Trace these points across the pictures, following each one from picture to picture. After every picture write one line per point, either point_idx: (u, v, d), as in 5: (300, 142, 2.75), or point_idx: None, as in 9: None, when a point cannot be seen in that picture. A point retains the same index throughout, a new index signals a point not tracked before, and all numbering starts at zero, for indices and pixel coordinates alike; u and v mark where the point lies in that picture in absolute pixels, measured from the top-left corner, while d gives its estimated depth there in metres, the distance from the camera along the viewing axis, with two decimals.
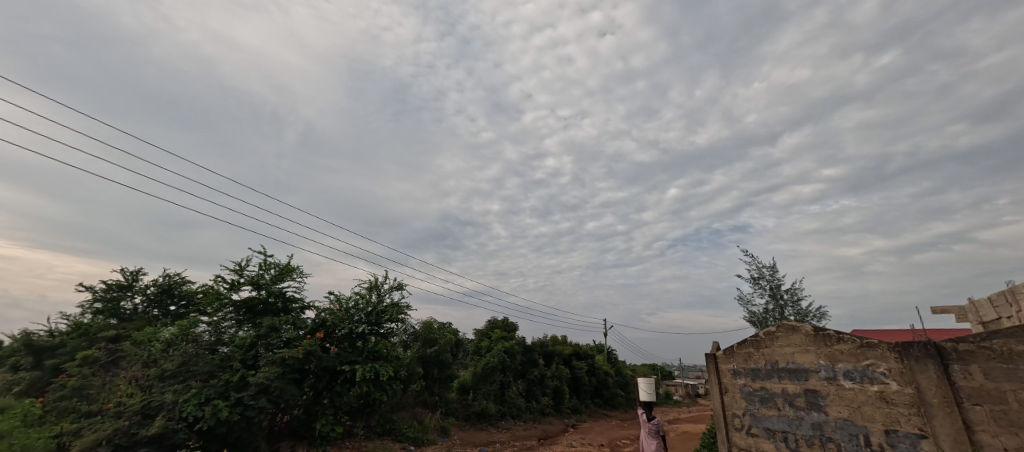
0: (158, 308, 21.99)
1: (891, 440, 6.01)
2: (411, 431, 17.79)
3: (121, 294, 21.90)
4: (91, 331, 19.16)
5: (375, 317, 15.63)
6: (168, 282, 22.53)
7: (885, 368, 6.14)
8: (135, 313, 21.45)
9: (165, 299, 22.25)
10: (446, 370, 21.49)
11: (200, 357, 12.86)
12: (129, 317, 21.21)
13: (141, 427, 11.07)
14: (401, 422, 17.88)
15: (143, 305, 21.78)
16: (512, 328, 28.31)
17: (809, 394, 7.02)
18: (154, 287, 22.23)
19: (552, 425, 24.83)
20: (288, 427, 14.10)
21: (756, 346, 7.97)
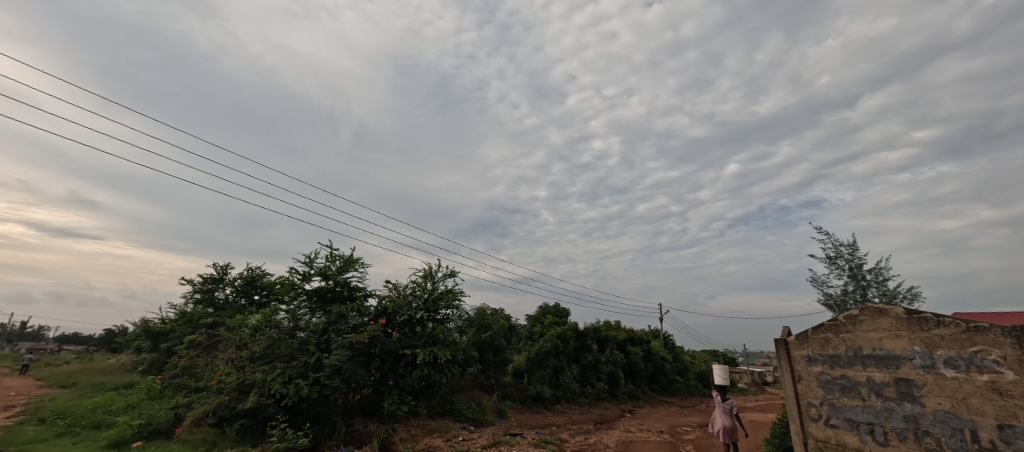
0: (245, 297, 23.44)
1: (1007, 437, 4.80)
2: (471, 411, 17.18)
3: (215, 286, 23.48)
4: (194, 318, 21.11)
5: (431, 303, 15.39)
6: (252, 274, 23.88)
7: (999, 355, 4.90)
8: (227, 302, 23.00)
9: (250, 289, 23.61)
10: (501, 354, 21.34)
11: (282, 341, 13.43)
12: (222, 306, 22.78)
13: (238, 401, 12.38)
14: (461, 403, 17.50)
15: (232, 294, 23.30)
16: (564, 314, 27.30)
17: (901, 384, 5.74)
18: (241, 278, 23.65)
19: (608, 409, 23.74)
20: (359, 405, 14.19)
21: (836, 332, 6.64)
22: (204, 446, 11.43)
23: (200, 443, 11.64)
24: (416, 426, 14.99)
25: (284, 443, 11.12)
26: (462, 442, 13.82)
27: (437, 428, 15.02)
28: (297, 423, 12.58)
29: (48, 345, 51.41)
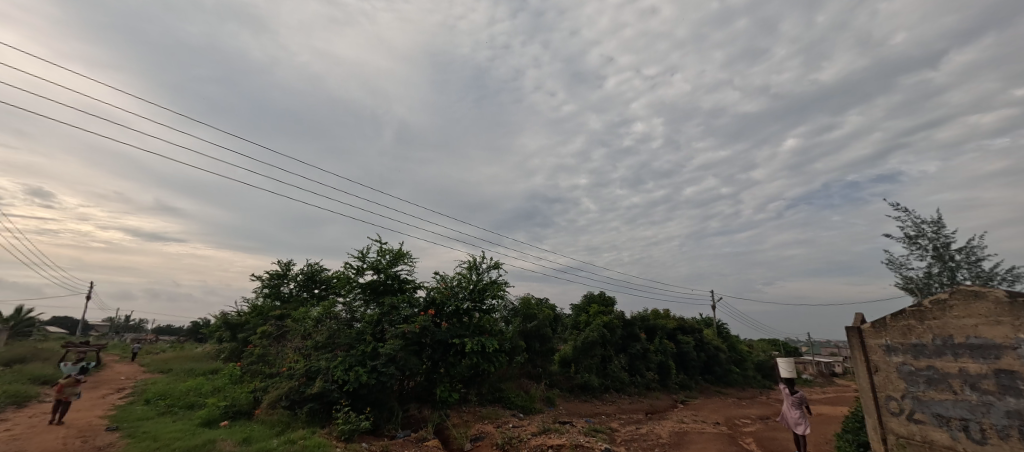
0: (307, 291, 23.29)
1: None
2: (519, 399, 15.46)
3: (281, 280, 23.48)
4: (264, 310, 21.25)
5: (477, 293, 14.09)
6: (313, 269, 23.65)
7: None
8: (291, 295, 22.98)
9: (312, 284, 23.33)
10: (548, 343, 19.25)
11: (341, 332, 12.67)
12: (286, 299, 22.74)
13: (307, 386, 11.64)
14: (510, 391, 15.89)
15: (296, 288, 23.27)
16: (611, 303, 24.45)
17: (1003, 376, 4.26)
18: (303, 273, 23.53)
19: (660, 400, 20.70)
20: (412, 391, 13.31)
21: (920, 318, 4.96)
22: (278, 426, 10.42)
23: (275, 423, 10.63)
24: (467, 413, 13.59)
25: (347, 425, 10.43)
26: (513, 428, 12.15)
27: (488, 415, 13.48)
28: (358, 407, 11.62)
29: (137, 337, 55.76)
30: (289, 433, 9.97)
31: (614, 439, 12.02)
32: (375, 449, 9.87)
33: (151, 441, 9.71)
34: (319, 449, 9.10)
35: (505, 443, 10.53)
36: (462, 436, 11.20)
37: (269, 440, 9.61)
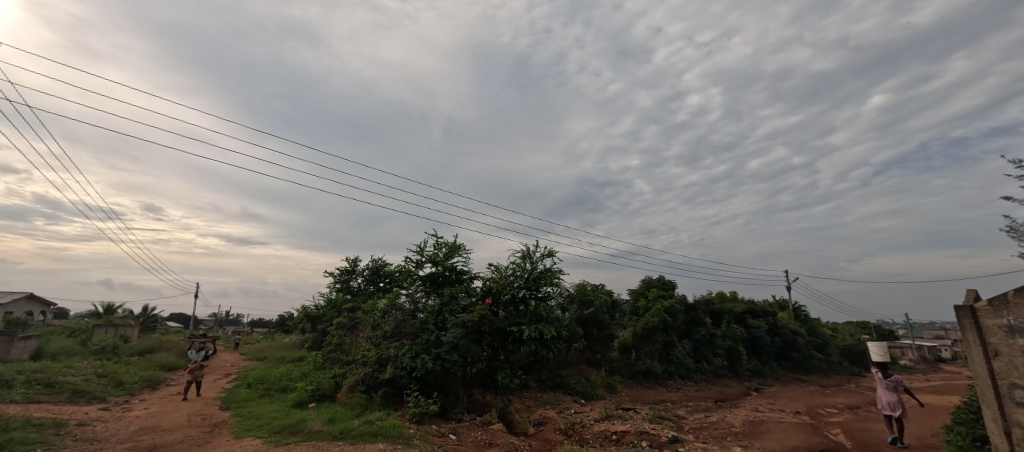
0: (374, 284, 24.01)
1: None
2: (580, 384, 14.71)
3: (350, 275, 24.42)
4: (338, 303, 22.23)
5: (533, 282, 13.56)
6: (378, 263, 24.31)
7: None
8: (359, 289, 23.82)
9: (378, 278, 24.02)
10: (607, 330, 17.44)
11: (406, 322, 12.60)
12: (356, 292, 23.60)
13: (379, 373, 11.58)
14: (571, 377, 15.10)
15: (364, 282, 24.08)
16: (672, 286, 21.85)
17: None
18: (369, 267, 24.25)
19: (730, 387, 18.64)
20: (477, 377, 12.74)
21: None
22: (358, 408, 10.54)
23: (354, 406, 10.73)
24: (529, 399, 13.11)
25: (417, 408, 10.32)
26: (575, 414, 11.52)
27: (549, 401, 12.96)
28: (426, 393, 11.37)
29: (232, 328, 60.95)
30: (367, 414, 10.07)
31: (682, 426, 10.88)
32: (444, 431, 9.69)
33: (253, 420, 10.29)
34: (394, 430, 9.08)
35: (567, 428, 9.99)
36: (526, 420, 10.83)
37: (350, 420, 9.78)
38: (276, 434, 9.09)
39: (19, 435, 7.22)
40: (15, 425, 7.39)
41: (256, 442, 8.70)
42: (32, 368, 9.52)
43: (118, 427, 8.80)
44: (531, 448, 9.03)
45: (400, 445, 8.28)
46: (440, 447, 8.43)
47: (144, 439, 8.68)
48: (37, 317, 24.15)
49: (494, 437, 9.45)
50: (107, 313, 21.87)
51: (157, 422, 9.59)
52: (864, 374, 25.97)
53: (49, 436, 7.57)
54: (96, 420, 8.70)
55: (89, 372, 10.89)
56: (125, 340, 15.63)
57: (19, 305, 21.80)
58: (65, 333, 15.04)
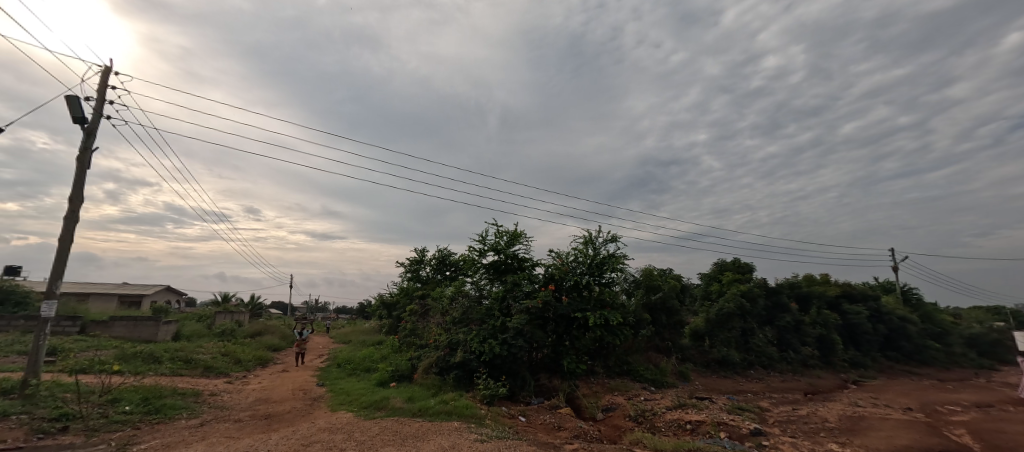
0: (440, 273, 25.21)
1: None
2: (650, 372, 14.63)
3: (419, 264, 25.83)
4: (409, 290, 23.68)
5: (596, 268, 13.63)
6: (443, 253, 25.48)
7: None
8: (428, 278, 25.16)
9: (443, 267, 25.20)
10: (676, 315, 17.12)
11: (473, 308, 13.29)
12: (425, 281, 24.95)
13: (450, 357, 12.35)
14: (638, 364, 15.00)
15: (431, 272, 25.38)
16: (750, 269, 20.60)
17: None
18: (435, 257, 25.48)
19: (823, 379, 17.28)
20: (543, 362, 13.07)
21: None
22: (433, 389, 11.36)
23: (430, 386, 11.60)
24: (596, 384, 13.30)
25: (487, 390, 10.90)
26: (645, 401, 11.50)
27: (617, 387, 13.06)
28: (495, 376, 11.94)
29: (322, 314, 67.30)
30: (442, 394, 10.87)
31: (766, 419, 10.47)
32: (514, 413, 10.19)
33: (344, 395, 11.53)
34: (467, 409, 9.74)
35: (637, 415, 10.09)
36: (594, 406, 11.05)
37: (427, 399, 10.62)
38: (365, 408, 10.17)
39: (170, 401, 8.77)
40: (167, 393, 8.98)
41: (350, 414, 9.81)
42: (174, 347, 11.43)
43: (240, 397, 10.34)
44: (600, 433, 9.25)
45: (473, 424, 8.91)
46: (511, 428, 8.95)
47: (261, 407, 10.14)
48: (174, 305, 28.49)
49: (563, 420, 9.77)
50: (223, 301, 25.26)
51: (269, 394, 11.13)
52: (995, 367, 22.68)
53: (191, 403, 9.09)
54: (222, 391, 10.26)
55: (215, 351, 12.81)
56: (240, 324, 18.10)
57: (160, 294, 25.86)
58: (195, 318, 17.68)
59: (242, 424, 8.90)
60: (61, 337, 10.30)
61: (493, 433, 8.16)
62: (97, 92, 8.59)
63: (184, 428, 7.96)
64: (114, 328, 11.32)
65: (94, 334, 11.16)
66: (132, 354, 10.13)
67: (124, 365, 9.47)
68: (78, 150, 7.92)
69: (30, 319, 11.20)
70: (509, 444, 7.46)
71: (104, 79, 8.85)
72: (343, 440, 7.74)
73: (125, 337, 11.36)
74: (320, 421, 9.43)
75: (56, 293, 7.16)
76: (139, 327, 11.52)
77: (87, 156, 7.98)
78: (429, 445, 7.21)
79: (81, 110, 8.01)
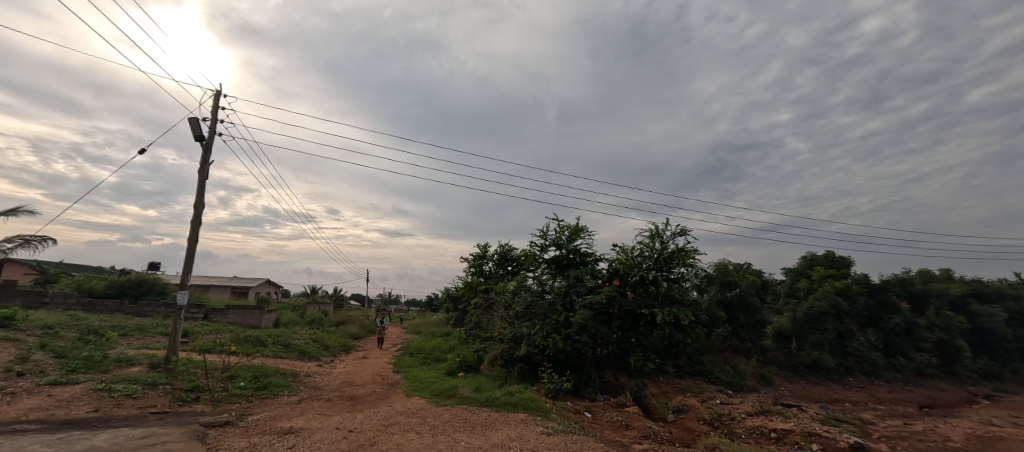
0: (502, 267, 25.86)
1: None
2: (726, 374, 14.00)
3: (482, 260, 26.65)
4: (473, 285, 24.57)
5: (664, 263, 13.33)
6: (504, 248, 26.09)
7: None
8: (491, 272, 25.91)
9: (505, 262, 25.82)
10: (757, 314, 16.17)
11: (535, 303, 13.60)
12: (488, 276, 25.73)
13: (515, 350, 12.75)
14: (713, 365, 14.44)
15: (494, 266, 26.11)
16: (845, 264, 18.77)
17: None
18: (497, 252, 26.14)
19: (944, 391, 15.28)
20: (608, 359, 13.07)
21: None
22: (498, 380, 11.82)
23: (495, 377, 12.09)
24: (666, 384, 13.04)
25: (552, 384, 11.14)
26: (721, 405, 11.10)
27: (689, 388, 12.69)
28: (560, 371, 12.15)
29: (396, 306, 71.93)
30: (508, 386, 11.28)
31: (869, 433, 9.62)
32: (579, 409, 10.35)
33: (417, 382, 12.39)
34: (533, 402, 10.07)
35: (712, 419, 9.80)
36: (663, 407, 10.87)
37: (493, 390, 11.10)
38: (437, 395, 10.88)
39: (274, 380, 10.05)
40: (273, 373, 10.30)
41: (423, 400, 10.57)
42: (275, 333, 13.01)
43: (329, 379, 11.53)
44: (671, 435, 9.12)
45: (538, 416, 9.22)
46: (577, 423, 9.13)
47: (346, 389, 11.26)
48: (273, 296, 32.07)
49: (630, 419, 9.77)
50: (313, 293, 27.94)
51: (353, 378, 12.29)
52: None
53: (291, 382, 10.35)
54: (315, 373, 11.52)
55: (308, 337, 14.35)
56: (326, 314, 20.05)
57: (262, 287, 29.34)
58: (290, 308, 19.90)
59: (331, 404, 9.95)
60: (191, 322, 12.18)
61: (559, 427, 8.39)
62: (211, 112, 9.97)
63: (286, 404, 9.09)
64: (229, 316, 13.11)
65: (214, 320, 13.02)
66: (243, 338, 11.69)
67: (239, 347, 10.98)
68: (199, 164, 9.29)
69: (168, 306, 13.36)
70: (576, 439, 7.65)
71: (218, 102, 10.25)
72: (419, 424, 8.38)
73: (238, 324, 13.10)
74: (397, 405, 10.27)
75: (188, 286, 8.49)
76: (247, 314, 13.25)
77: (205, 169, 9.33)
78: (498, 434, 7.59)
79: (202, 130, 9.38)
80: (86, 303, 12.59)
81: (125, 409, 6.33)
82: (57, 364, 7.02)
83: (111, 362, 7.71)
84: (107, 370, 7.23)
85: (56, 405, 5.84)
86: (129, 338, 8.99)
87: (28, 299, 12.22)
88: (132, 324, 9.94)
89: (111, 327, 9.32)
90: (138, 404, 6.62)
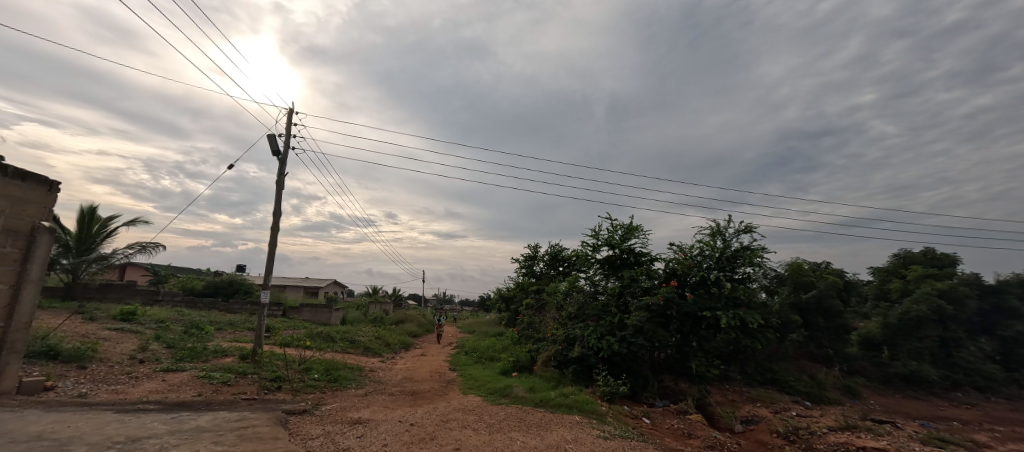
0: (553, 268, 25.91)
1: None
2: (803, 384, 13.10)
3: (533, 260, 26.83)
4: (524, 285, 24.79)
5: (727, 263, 12.79)
6: (555, 248, 26.12)
7: None
8: (541, 273, 26.03)
9: (556, 262, 25.86)
10: (839, 318, 15.03)
11: (588, 304, 13.55)
12: (539, 276, 25.87)
13: (568, 351, 12.81)
14: (786, 373, 13.61)
15: (544, 267, 26.22)
16: (950, 262, 17.04)
17: None
18: (548, 252, 26.22)
19: None
20: (667, 363, 12.74)
21: None
22: (552, 381, 11.91)
23: (549, 378, 12.19)
24: (732, 393, 12.47)
25: (607, 387, 11.09)
26: (798, 418, 10.49)
27: (759, 398, 12.08)
28: (615, 374, 12.06)
29: (451, 306, 74.09)
30: (562, 388, 11.38)
31: None
32: (637, 414, 10.23)
33: (473, 380, 12.81)
34: (588, 405, 10.10)
35: (788, 433, 9.31)
36: (730, 416, 10.42)
37: (548, 391, 11.25)
38: (492, 394, 11.20)
39: (343, 373, 10.85)
40: (343, 367, 11.14)
41: (478, 398, 10.93)
42: (342, 329, 14.00)
43: (390, 374, 12.22)
44: (739, 446, 8.79)
45: (594, 420, 9.24)
46: (635, 428, 9.04)
47: (407, 384, 11.88)
48: (339, 295, 34.28)
49: (693, 428, 9.52)
50: (375, 293, 29.58)
51: (412, 374, 12.94)
52: None
53: (358, 376, 11.12)
54: (378, 368, 12.27)
55: (371, 334, 15.29)
56: (387, 313, 21.17)
57: (330, 286, 31.53)
58: (355, 307, 21.24)
59: (394, 398, 10.56)
60: (272, 318, 13.43)
61: (616, 431, 8.38)
62: (284, 128, 10.95)
63: (354, 396, 9.79)
64: (303, 313, 14.28)
65: (291, 317, 14.26)
66: (316, 333, 12.72)
67: (313, 342, 11.96)
68: (276, 176, 10.25)
69: (252, 304, 14.79)
70: (633, 444, 7.63)
71: (292, 119, 11.23)
72: (476, 421, 8.71)
73: (310, 320, 14.24)
74: (455, 401, 10.71)
75: (270, 285, 9.39)
76: (319, 312, 14.35)
77: (282, 180, 10.27)
78: (554, 435, 7.74)
79: (278, 145, 10.32)
80: (188, 301, 14.28)
81: (222, 395, 7.18)
82: (169, 353, 8.10)
83: (210, 352, 8.75)
84: (206, 360, 8.21)
85: (169, 388, 6.76)
86: (223, 332, 10.12)
87: (145, 297, 14.05)
88: (224, 320, 11.16)
89: (208, 322, 10.53)
90: (232, 391, 7.47)
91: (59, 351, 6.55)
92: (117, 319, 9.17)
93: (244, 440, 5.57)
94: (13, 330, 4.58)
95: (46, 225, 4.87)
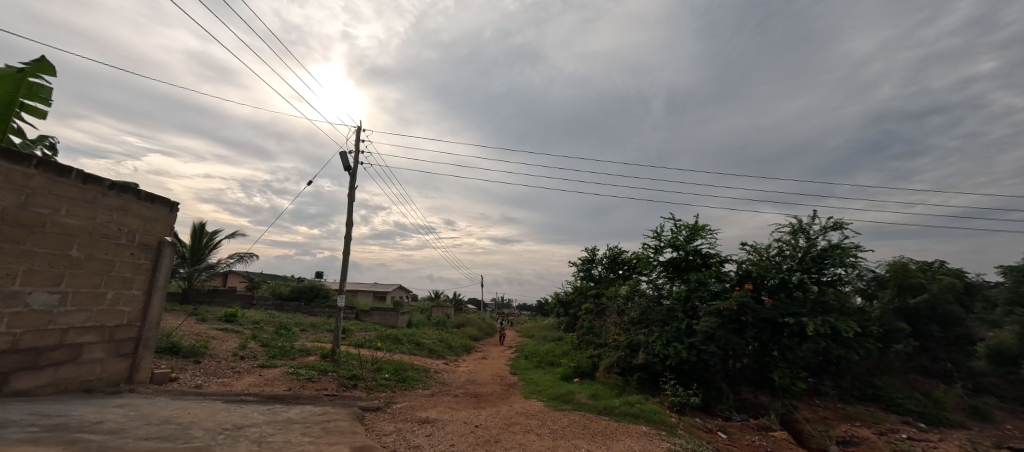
0: (613, 271, 25.43)
1: None
2: (913, 402, 11.81)
3: (591, 264, 26.51)
4: (583, 289, 24.55)
5: (813, 263, 11.91)
6: (614, 251, 25.62)
7: None
8: (600, 277, 25.64)
9: (616, 265, 25.37)
10: (958, 327, 13.42)
11: (652, 309, 13.20)
12: (597, 280, 25.51)
13: (632, 357, 12.57)
14: (889, 388, 12.33)
15: (604, 270, 25.81)
16: None
17: None
18: (607, 255, 25.77)
19: None
20: (743, 373, 12.08)
21: None
22: (616, 389, 11.72)
23: (613, 385, 12.01)
24: (824, 409, 11.53)
25: (676, 397, 10.74)
26: (910, 442, 9.50)
27: (859, 416, 11.06)
28: (685, 383, 11.64)
29: (511, 310, 74.97)
30: (627, 395, 11.20)
31: None
32: (711, 427, 9.81)
33: (534, 385, 12.96)
34: (655, 415, 9.86)
35: None
36: (822, 435, 9.62)
37: (611, 398, 11.11)
38: (554, 399, 11.27)
39: (411, 374, 11.46)
40: (413, 369, 11.77)
41: (541, 403, 11.05)
42: (409, 332, 14.76)
43: (454, 376, 12.71)
44: None
45: (663, 431, 9.00)
46: (709, 443, 8.69)
47: (470, 386, 12.30)
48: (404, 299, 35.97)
49: (776, 446, 8.97)
50: (437, 297, 30.71)
51: (475, 376, 13.36)
52: None
53: (425, 376, 11.70)
54: (443, 370, 12.80)
55: (435, 337, 15.97)
56: (449, 316, 21.96)
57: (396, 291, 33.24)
58: (419, 311, 22.26)
59: (458, 399, 10.97)
60: (347, 321, 14.49)
61: (687, 445, 8.13)
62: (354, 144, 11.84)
63: (421, 396, 10.31)
64: (374, 317, 15.27)
65: (363, 320, 15.31)
66: (385, 336, 13.55)
67: (385, 345, 12.74)
68: (349, 189, 11.10)
69: (329, 308, 16.02)
70: None
71: (360, 135, 12.13)
72: (538, 426, 8.84)
73: (380, 323, 15.18)
74: (517, 405, 10.94)
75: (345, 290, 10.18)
76: (387, 316, 15.25)
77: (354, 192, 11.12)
78: (620, 445, 7.68)
79: (350, 161, 11.18)
80: (276, 305, 15.79)
81: (308, 390, 7.91)
82: (264, 351, 9.08)
83: (296, 351, 9.67)
84: (294, 358, 9.08)
85: (265, 382, 7.60)
86: (307, 333, 11.13)
87: (243, 300, 15.76)
88: (307, 321, 12.23)
89: (295, 323, 11.61)
90: (316, 387, 8.20)
91: (180, 347, 7.62)
92: (223, 320, 10.42)
93: (327, 433, 6.13)
94: (146, 329, 5.43)
95: (169, 240, 5.73)
